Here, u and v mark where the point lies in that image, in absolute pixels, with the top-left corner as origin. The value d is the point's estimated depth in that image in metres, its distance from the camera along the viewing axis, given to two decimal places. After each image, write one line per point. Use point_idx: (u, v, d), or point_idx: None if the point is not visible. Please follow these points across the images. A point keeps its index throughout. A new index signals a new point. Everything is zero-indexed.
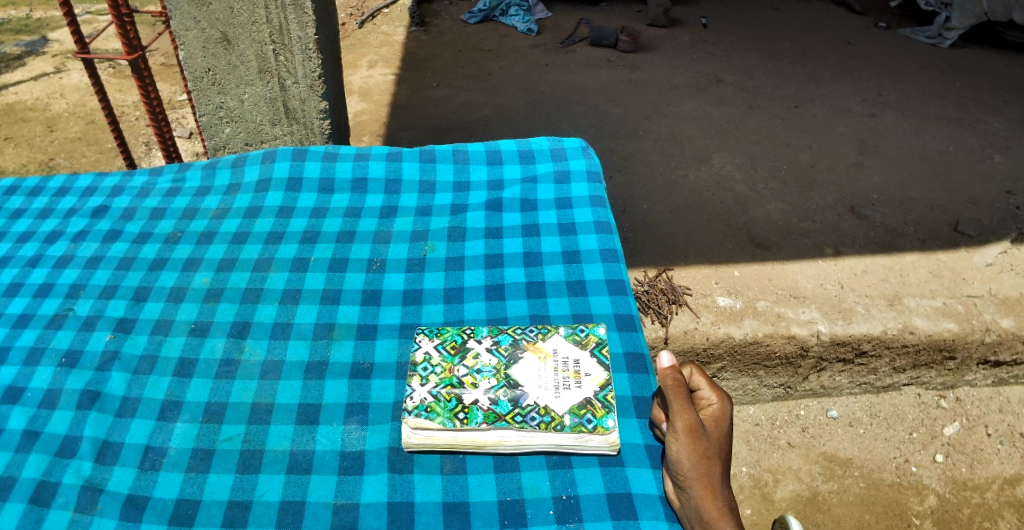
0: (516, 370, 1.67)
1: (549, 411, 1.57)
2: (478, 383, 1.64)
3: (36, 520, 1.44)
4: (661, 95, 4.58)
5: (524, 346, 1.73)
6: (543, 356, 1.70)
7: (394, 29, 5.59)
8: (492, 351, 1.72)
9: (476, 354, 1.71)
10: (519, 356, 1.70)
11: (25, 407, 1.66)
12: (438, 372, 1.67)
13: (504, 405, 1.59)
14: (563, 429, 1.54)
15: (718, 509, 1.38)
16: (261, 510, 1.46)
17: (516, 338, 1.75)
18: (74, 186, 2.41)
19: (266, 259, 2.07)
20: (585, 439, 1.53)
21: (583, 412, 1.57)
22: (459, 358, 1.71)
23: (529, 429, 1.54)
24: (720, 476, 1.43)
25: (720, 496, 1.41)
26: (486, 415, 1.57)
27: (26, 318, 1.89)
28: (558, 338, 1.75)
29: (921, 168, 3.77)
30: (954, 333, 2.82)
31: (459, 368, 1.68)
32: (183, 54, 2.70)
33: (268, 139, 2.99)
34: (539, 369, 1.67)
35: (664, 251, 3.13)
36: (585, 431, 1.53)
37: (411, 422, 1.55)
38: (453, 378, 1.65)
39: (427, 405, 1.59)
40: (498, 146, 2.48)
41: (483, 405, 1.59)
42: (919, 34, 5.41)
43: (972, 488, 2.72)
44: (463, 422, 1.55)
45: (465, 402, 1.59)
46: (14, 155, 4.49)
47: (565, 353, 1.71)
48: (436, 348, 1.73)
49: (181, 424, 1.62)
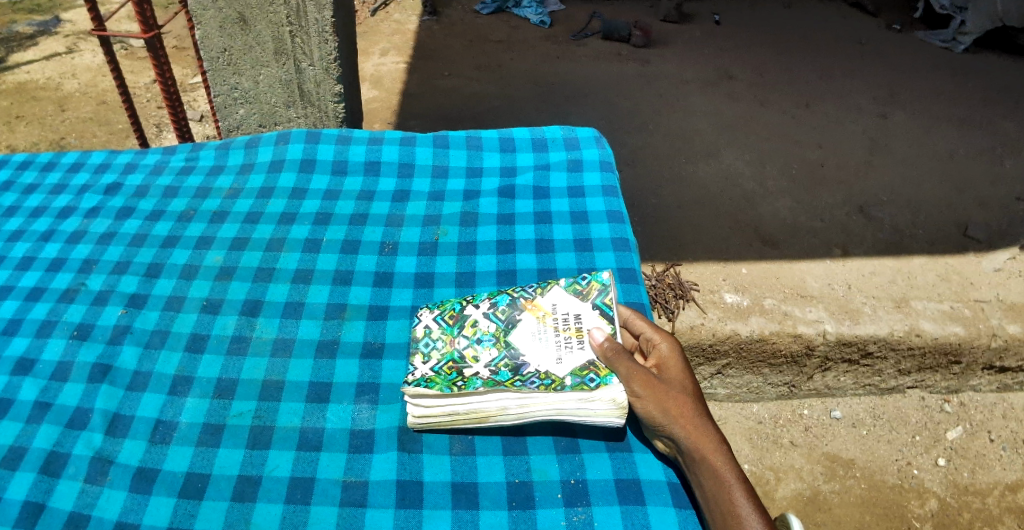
0: (515, 335, 1.63)
1: (550, 375, 1.53)
2: (479, 356, 1.59)
3: (45, 490, 1.45)
4: (672, 90, 4.57)
5: (522, 306, 1.69)
6: (541, 315, 1.66)
7: (407, 18, 5.57)
8: (489, 316, 1.68)
9: (475, 322, 1.67)
10: (517, 319, 1.66)
11: (36, 378, 1.66)
12: (440, 347, 1.63)
13: (504, 374, 1.55)
14: (564, 389, 1.50)
15: (706, 439, 1.40)
16: (271, 486, 1.46)
17: (514, 298, 1.71)
18: (87, 162, 2.42)
19: (278, 239, 2.07)
20: (589, 399, 1.47)
21: (586, 373, 1.52)
22: (458, 328, 1.67)
23: (529, 391, 1.50)
24: (695, 413, 1.43)
25: (703, 430, 1.41)
26: (485, 382, 1.53)
27: (39, 291, 1.90)
28: (558, 291, 1.69)
29: (932, 171, 3.76)
30: (961, 337, 2.80)
31: (460, 339, 1.64)
32: (199, 33, 2.71)
33: (282, 121, 2.99)
34: (539, 330, 1.63)
35: (672, 247, 3.13)
36: (588, 389, 1.48)
37: (409, 390, 1.51)
38: (455, 352, 1.61)
39: (428, 378, 1.55)
40: (512, 134, 2.47)
41: (484, 375, 1.55)
42: (933, 37, 5.36)
43: (974, 493, 2.72)
44: (461, 388, 1.51)
45: (465, 374, 1.56)
46: (25, 134, 4.52)
47: (565, 308, 1.66)
48: (436, 320, 1.70)
49: (191, 399, 1.63)
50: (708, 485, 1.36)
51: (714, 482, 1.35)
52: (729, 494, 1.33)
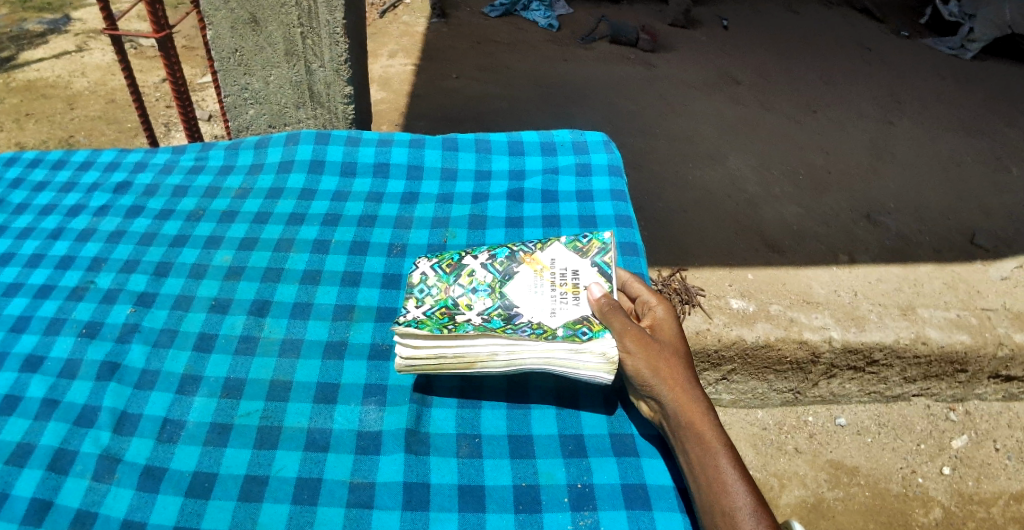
0: (510, 287, 1.69)
1: (542, 325, 1.55)
2: (473, 304, 1.65)
3: (53, 487, 1.45)
4: (678, 94, 4.57)
5: (521, 259, 1.75)
6: (539, 268, 1.72)
7: (415, 20, 5.59)
8: (487, 267, 1.74)
9: (472, 272, 1.73)
10: (515, 271, 1.73)
11: (45, 376, 1.67)
12: (434, 294, 1.67)
13: (496, 322, 1.59)
14: (556, 339, 1.48)
15: (694, 403, 1.38)
16: (278, 486, 1.47)
17: (513, 252, 1.77)
18: (97, 161, 2.44)
19: (287, 239, 2.08)
20: (579, 351, 1.45)
21: (579, 326, 1.52)
22: (454, 276, 1.72)
23: (520, 339, 1.49)
24: (684, 377, 1.41)
25: (691, 395, 1.39)
26: (476, 327, 1.55)
27: (48, 288, 1.91)
28: (558, 248, 1.75)
29: (938, 178, 3.75)
30: (967, 346, 2.79)
31: (455, 288, 1.69)
32: (211, 33, 2.72)
33: (292, 122, 3.00)
34: (535, 283, 1.69)
35: (677, 251, 3.13)
36: (579, 341, 1.46)
37: (398, 329, 1.48)
38: (449, 299, 1.66)
39: (419, 320, 1.55)
40: (521, 138, 2.48)
41: (475, 321, 1.58)
42: (941, 44, 5.35)
43: (978, 502, 2.71)
44: (452, 331, 1.51)
45: (457, 319, 1.58)
46: (35, 131, 4.54)
47: (563, 263, 1.71)
48: (433, 268, 1.74)
49: (199, 399, 1.64)
50: (693, 450, 1.34)
51: (700, 447, 1.33)
52: (714, 459, 1.31)
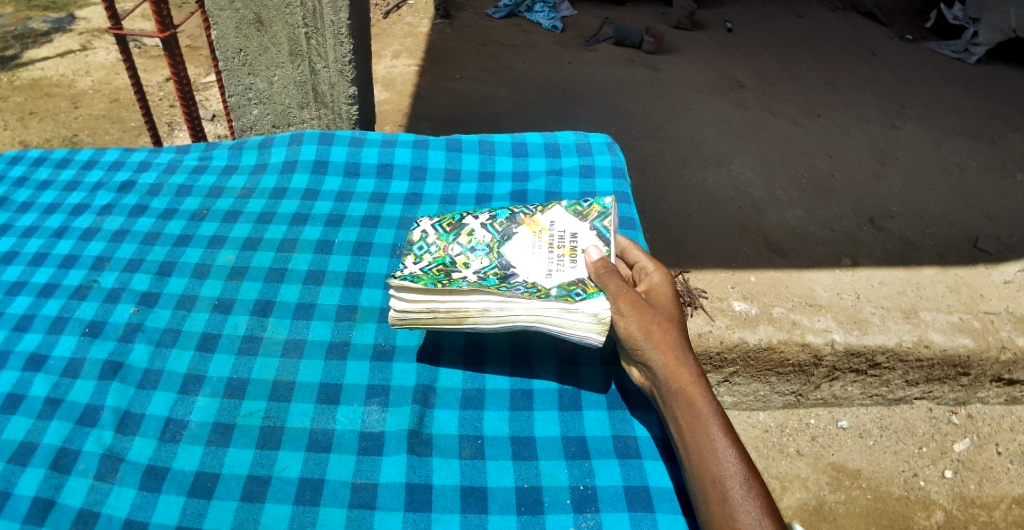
0: (509, 247, 1.71)
1: (536, 285, 1.57)
2: (470, 263, 1.67)
3: (55, 486, 1.46)
4: (681, 96, 4.58)
5: (521, 220, 1.78)
6: (538, 230, 1.74)
7: (419, 21, 5.60)
8: (486, 228, 1.77)
9: (471, 231, 1.76)
10: (514, 231, 1.75)
11: (48, 375, 1.67)
12: (433, 251, 1.70)
13: (491, 281, 1.60)
14: (549, 298, 1.50)
15: (686, 369, 1.34)
16: (280, 487, 1.47)
17: (514, 214, 1.81)
18: (101, 160, 2.44)
19: (291, 240, 2.08)
20: (570, 310, 1.47)
21: (573, 288, 1.54)
22: (454, 236, 1.75)
23: (513, 296, 1.50)
24: (677, 342, 1.37)
25: (683, 361, 1.34)
26: (471, 283, 1.57)
27: (51, 287, 1.91)
28: (559, 210, 1.78)
29: (941, 181, 3.75)
30: (970, 350, 2.78)
31: (454, 246, 1.72)
32: (215, 33, 2.73)
33: (295, 122, 3.01)
34: (534, 244, 1.70)
35: (679, 254, 3.13)
36: (571, 301, 1.48)
37: (394, 283, 1.51)
38: (447, 257, 1.69)
39: (415, 275, 1.58)
40: (524, 139, 2.48)
41: (471, 278, 1.60)
42: (945, 47, 5.35)
43: (981, 506, 2.70)
44: (446, 286, 1.54)
45: (453, 276, 1.61)
46: (38, 130, 4.55)
47: (563, 226, 1.73)
48: (434, 227, 1.78)
49: (202, 399, 1.64)
50: (683, 417, 1.29)
51: (689, 413, 1.28)
52: (704, 425, 1.26)
